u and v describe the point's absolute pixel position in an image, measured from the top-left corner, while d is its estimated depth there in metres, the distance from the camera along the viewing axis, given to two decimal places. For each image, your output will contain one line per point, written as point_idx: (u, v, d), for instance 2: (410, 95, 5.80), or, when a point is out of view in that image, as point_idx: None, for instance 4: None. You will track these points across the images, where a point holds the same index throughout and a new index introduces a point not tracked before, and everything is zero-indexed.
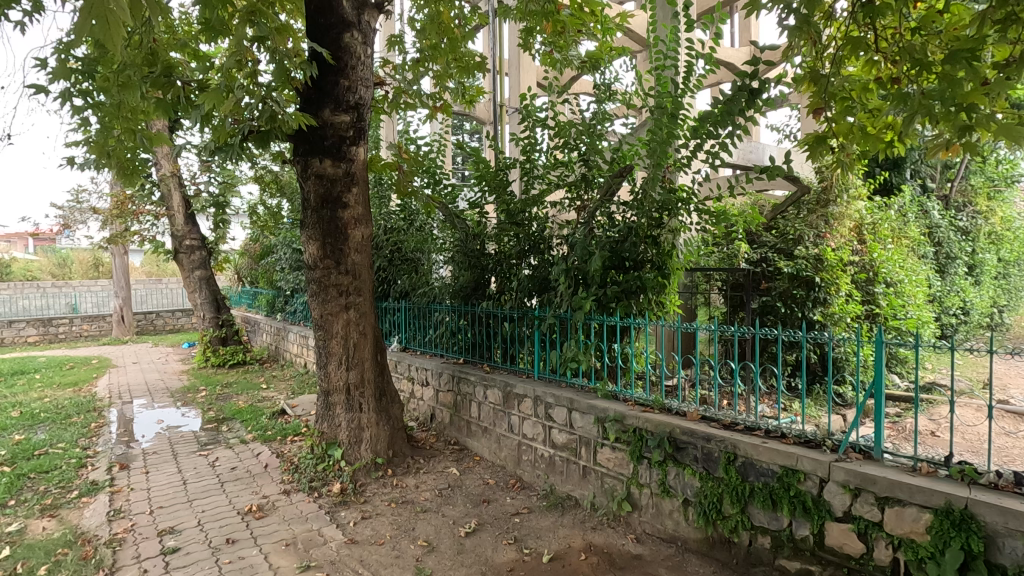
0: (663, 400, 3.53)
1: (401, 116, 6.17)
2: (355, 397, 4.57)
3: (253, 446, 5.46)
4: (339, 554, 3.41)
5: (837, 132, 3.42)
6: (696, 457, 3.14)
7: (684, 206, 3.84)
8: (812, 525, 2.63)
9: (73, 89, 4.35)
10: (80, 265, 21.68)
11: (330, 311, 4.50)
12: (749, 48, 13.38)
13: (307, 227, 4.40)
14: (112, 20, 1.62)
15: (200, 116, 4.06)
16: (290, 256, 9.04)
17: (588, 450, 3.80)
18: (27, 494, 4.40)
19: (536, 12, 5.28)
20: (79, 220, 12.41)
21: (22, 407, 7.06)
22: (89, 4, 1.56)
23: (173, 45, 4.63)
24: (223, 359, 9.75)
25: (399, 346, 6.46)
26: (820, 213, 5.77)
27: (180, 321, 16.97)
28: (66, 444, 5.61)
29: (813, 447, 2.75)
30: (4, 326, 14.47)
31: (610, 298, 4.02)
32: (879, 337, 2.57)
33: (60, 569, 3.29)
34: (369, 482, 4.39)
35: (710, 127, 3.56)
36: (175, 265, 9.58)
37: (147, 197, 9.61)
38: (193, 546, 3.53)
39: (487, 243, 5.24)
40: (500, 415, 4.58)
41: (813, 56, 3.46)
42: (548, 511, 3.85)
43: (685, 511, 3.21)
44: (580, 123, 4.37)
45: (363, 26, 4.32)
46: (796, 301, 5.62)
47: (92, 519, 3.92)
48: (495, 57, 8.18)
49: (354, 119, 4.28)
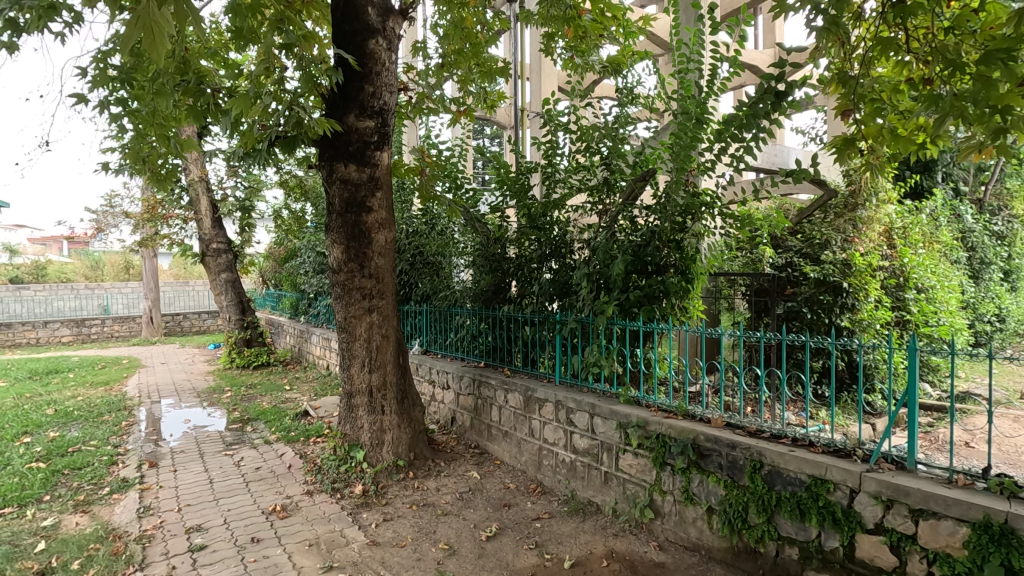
0: (687, 407, 3.49)
1: (424, 121, 6.21)
2: (377, 399, 4.60)
3: (278, 446, 5.55)
4: (361, 555, 3.44)
5: (867, 135, 3.31)
6: (721, 464, 3.10)
7: (708, 210, 3.84)
8: (842, 536, 2.56)
9: (110, 98, 4.53)
10: (112, 267, 22.50)
11: (354, 314, 4.55)
12: (774, 50, 13.20)
13: (332, 230, 4.47)
14: (157, 31, 1.71)
15: (229, 123, 4.15)
16: (314, 259, 9.18)
17: (610, 456, 3.76)
18: (62, 490, 4.53)
19: (558, 16, 5.39)
20: (112, 224, 12.77)
21: (56, 405, 7.29)
22: (138, 17, 1.66)
23: (204, 53, 4.77)
24: (248, 360, 9.94)
25: (420, 349, 6.49)
26: (847, 217, 5.65)
27: (206, 322, 17.33)
28: (98, 441, 5.77)
29: (843, 456, 2.69)
30: (40, 326, 14.97)
31: (632, 303, 3.99)
32: (912, 345, 2.50)
33: (92, 564, 3.37)
34: (391, 484, 4.42)
35: (735, 130, 3.52)
36: (203, 268, 9.80)
37: (176, 202, 9.84)
38: (220, 544, 3.59)
39: (508, 247, 5.23)
40: (521, 419, 4.57)
41: (842, 57, 3.40)
42: (569, 517, 3.83)
43: (709, 519, 3.16)
44: (603, 126, 4.36)
45: (388, 33, 4.37)
46: (823, 307, 5.50)
47: (123, 516, 4.02)
48: (517, 63, 8.21)
49: (379, 125, 4.32)
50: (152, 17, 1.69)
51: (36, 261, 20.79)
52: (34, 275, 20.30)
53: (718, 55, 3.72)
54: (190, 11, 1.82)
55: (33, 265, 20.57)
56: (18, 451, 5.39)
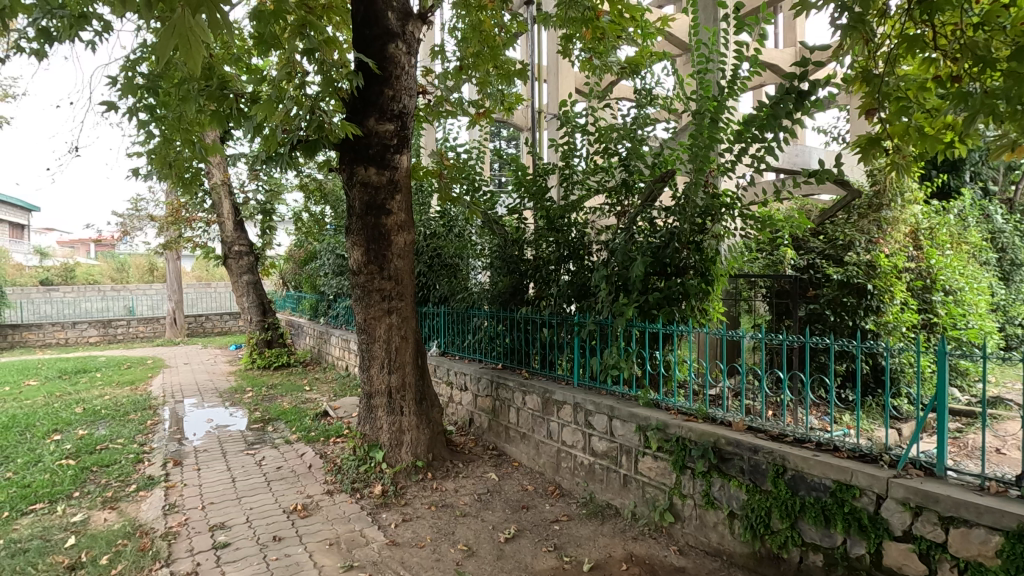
0: (707, 409, 3.46)
1: (442, 123, 6.24)
2: (396, 399, 4.63)
3: (298, 446, 5.61)
4: (381, 555, 3.46)
5: (892, 134, 3.24)
6: (742, 468, 3.06)
7: (728, 211, 3.79)
8: (868, 543, 2.51)
9: (138, 105, 4.66)
10: (137, 269, 23.10)
11: (373, 315, 4.59)
12: (795, 49, 13.03)
13: (352, 233, 4.51)
14: (191, 39, 1.85)
15: (252, 127, 4.23)
16: (334, 261, 9.29)
17: (629, 458, 3.74)
18: (90, 487, 4.64)
19: (576, 18, 5.41)
20: (138, 227, 13.05)
21: (84, 404, 7.48)
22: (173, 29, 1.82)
23: (227, 60, 4.86)
24: (269, 360, 10.09)
25: (438, 350, 6.52)
26: (872, 218, 5.53)
27: (228, 323, 17.64)
28: (125, 440, 5.90)
29: (869, 462, 2.65)
30: (69, 326, 15.38)
31: (651, 305, 3.97)
32: (941, 348, 2.44)
33: (120, 559, 3.45)
34: (410, 485, 4.45)
35: (755, 130, 3.48)
36: (225, 270, 9.99)
37: (199, 205, 10.03)
38: (243, 542, 3.65)
39: (526, 248, 5.24)
40: (539, 421, 4.56)
41: (866, 55, 3.34)
42: (588, 520, 3.81)
43: (731, 524, 3.13)
44: (621, 126, 4.34)
45: (408, 37, 4.42)
46: (847, 309, 5.39)
47: (149, 513, 4.11)
48: (534, 65, 8.23)
49: (399, 128, 4.36)
50: (187, 27, 1.83)
51: (65, 264, 21.36)
52: (63, 277, 20.81)
53: (739, 54, 3.68)
54: (223, 18, 1.89)
55: (62, 267, 21.11)
56: (49, 448, 5.54)
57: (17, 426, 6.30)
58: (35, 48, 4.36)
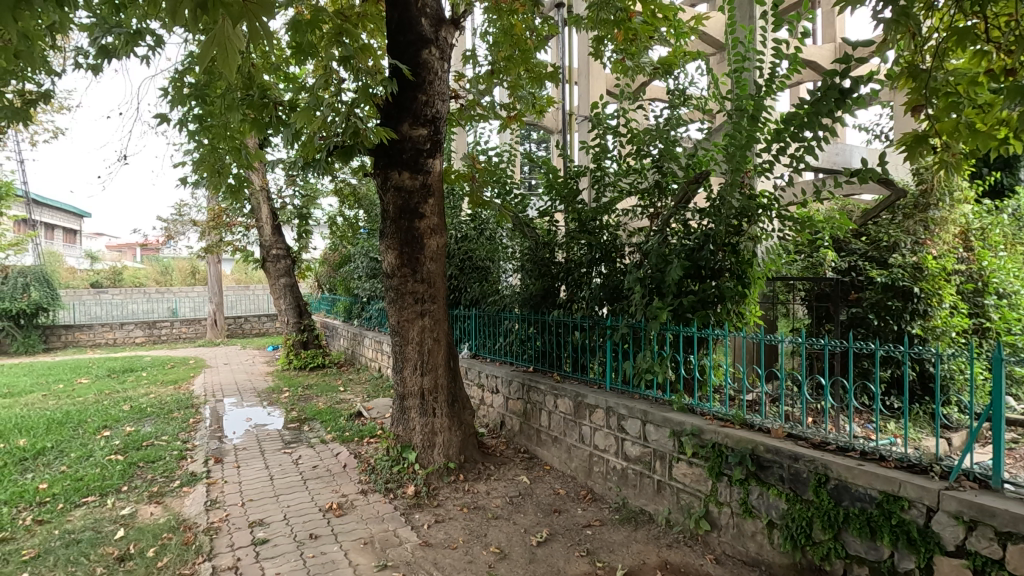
0: (744, 416, 3.38)
1: (473, 127, 6.27)
2: (429, 401, 4.68)
3: (333, 446, 5.71)
4: (414, 555, 3.50)
5: (940, 131, 3.10)
6: (782, 477, 2.98)
7: (765, 213, 3.70)
8: (918, 558, 2.41)
9: (187, 116, 4.87)
10: (180, 273, 24.14)
11: (406, 318, 4.65)
12: (835, 45, 12.68)
13: (385, 237, 4.58)
14: (229, 45, 1.98)
15: (291, 134, 4.35)
16: (368, 264, 9.46)
17: (663, 464, 3.68)
18: (138, 482, 4.83)
19: (607, 20, 5.38)
20: (181, 231, 13.51)
21: (132, 402, 7.79)
22: (214, 37, 1.95)
23: (268, 69, 5.01)
24: (305, 361, 10.33)
25: (469, 353, 6.57)
26: (918, 218, 5.27)
27: (266, 325, 18.15)
28: (169, 437, 6.13)
29: (918, 472, 2.54)
30: (117, 327, 16.08)
31: (686, 308, 3.91)
32: (997, 355, 2.32)
33: (165, 552, 3.57)
34: (442, 486, 4.48)
35: (794, 129, 3.39)
36: (264, 273, 10.29)
37: (239, 210, 10.34)
38: (280, 538, 3.74)
39: (557, 251, 5.21)
40: (571, 425, 4.54)
41: (912, 50, 3.22)
42: (621, 525, 3.77)
43: (770, 533, 3.05)
44: (654, 128, 4.29)
45: (440, 42, 4.46)
46: (891, 313, 5.19)
47: (192, 508, 4.25)
48: (565, 67, 8.22)
49: (432, 132, 4.41)
50: (226, 34, 1.96)
51: (113, 267, 22.35)
52: (111, 280, 21.72)
53: (778, 52, 3.59)
54: (264, 29, 2.01)
55: (111, 270, 22.10)
56: (99, 444, 5.80)
57: (70, 422, 6.61)
58: (90, 63, 4.58)
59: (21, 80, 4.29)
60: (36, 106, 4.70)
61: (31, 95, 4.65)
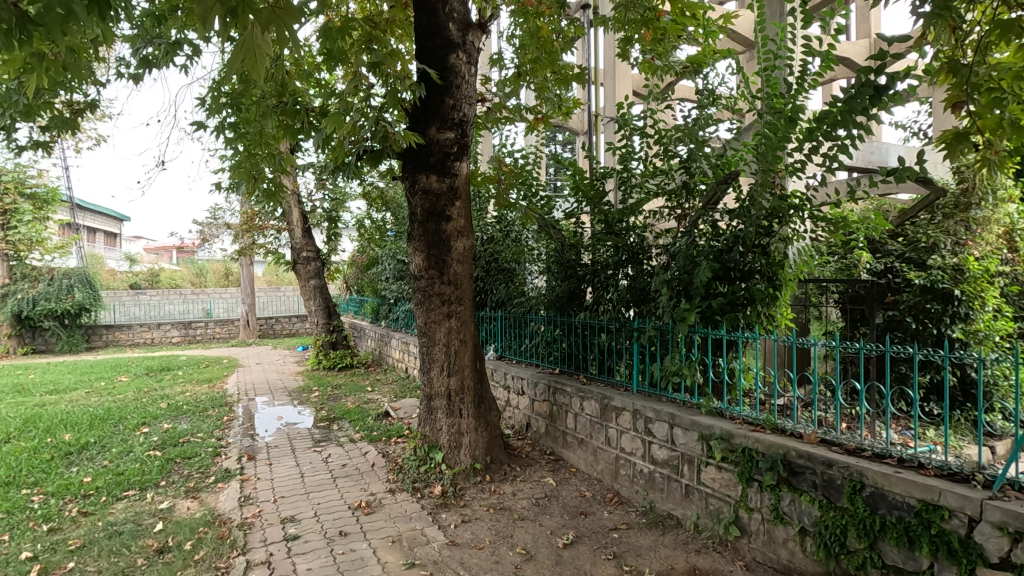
0: (776, 420, 3.32)
1: (499, 130, 6.30)
2: (456, 402, 4.72)
3: (362, 445, 5.80)
4: (441, 554, 3.53)
5: (982, 129, 2.99)
6: (815, 483, 2.92)
7: (797, 213, 3.62)
8: (959, 570, 2.33)
9: (222, 124, 5.04)
10: (214, 275, 24.88)
11: (433, 319, 4.69)
12: (870, 40, 12.36)
13: (413, 239, 4.64)
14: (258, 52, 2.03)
15: (322, 140, 4.44)
16: (395, 266, 9.60)
17: (691, 468, 3.64)
18: (175, 477, 4.99)
19: (635, 20, 5.35)
20: (215, 234, 13.91)
21: (169, 400, 8.05)
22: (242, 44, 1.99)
23: (300, 76, 5.13)
24: (334, 361, 10.52)
25: (495, 355, 6.60)
26: (959, 218, 5.08)
27: (296, 325, 18.54)
28: (204, 434, 6.32)
29: (960, 481, 2.46)
30: (154, 327, 16.68)
31: (714, 311, 3.85)
32: None
33: (202, 546, 3.69)
34: (468, 486, 4.51)
35: (827, 127, 3.31)
36: (295, 274, 10.51)
37: (271, 214, 10.60)
38: (311, 535, 3.82)
39: (583, 253, 5.19)
40: (598, 427, 4.52)
41: (952, 44, 3.13)
42: (649, 530, 3.73)
43: (803, 541, 2.98)
44: (682, 128, 4.24)
45: (468, 47, 4.51)
46: (930, 316, 5.03)
47: (227, 503, 4.37)
48: (591, 68, 8.20)
49: (459, 136, 4.45)
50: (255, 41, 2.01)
51: (151, 269, 23.17)
52: (149, 281, 22.48)
53: (810, 49, 3.52)
54: (291, 35, 2.10)
55: (149, 271, 22.92)
56: (139, 440, 6.01)
57: (112, 418, 6.87)
58: (132, 73, 4.76)
59: (69, 91, 4.49)
60: (82, 116, 4.92)
61: (78, 104, 4.87)
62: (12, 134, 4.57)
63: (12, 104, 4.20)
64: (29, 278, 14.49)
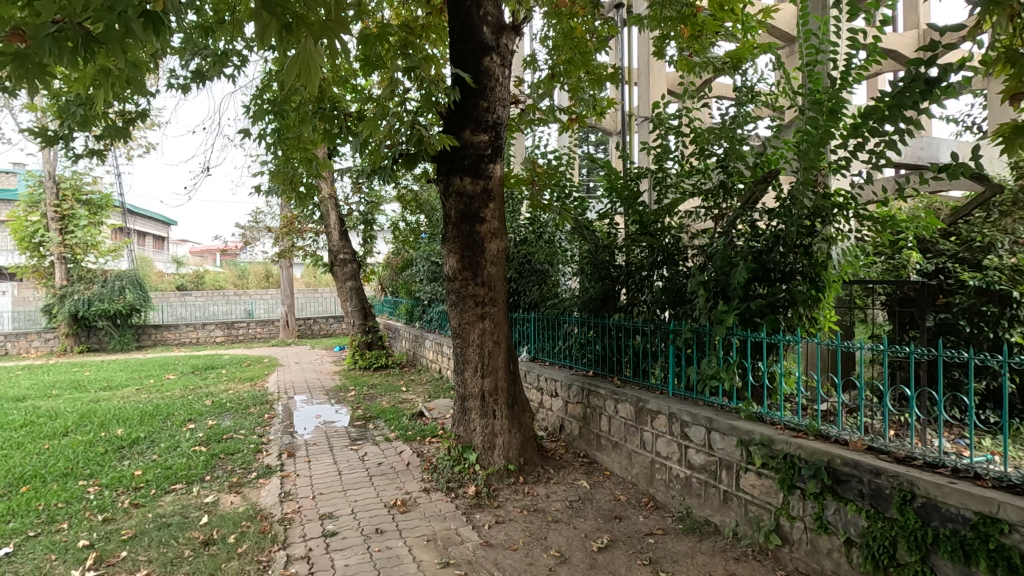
0: (820, 426, 3.20)
1: (532, 131, 6.30)
2: (489, 403, 4.74)
3: (397, 445, 5.88)
4: (475, 554, 3.55)
5: None
6: (862, 492, 2.81)
7: (841, 212, 3.50)
8: None
9: (264, 130, 5.19)
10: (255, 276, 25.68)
11: (467, 320, 4.73)
12: (919, 31, 11.90)
13: (447, 240, 4.69)
14: (310, 64, 2.09)
15: (360, 145, 4.53)
16: (429, 267, 9.70)
17: (730, 474, 3.55)
18: (219, 472, 5.17)
19: (671, 17, 5.26)
20: (256, 237, 14.33)
21: (213, 397, 8.35)
22: (298, 57, 2.06)
23: (338, 83, 5.26)
24: (370, 361, 10.70)
25: (528, 356, 6.59)
26: (1018, 216, 4.81)
27: (333, 326, 18.96)
28: (247, 431, 6.53)
29: (1020, 494, 2.32)
30: (199, 327, 17.34)
31: (754, 313, 3.74)
32: None
33: (245, 539, 3.81)
34: (502, 487, 4.52)
35: (874, 123, 3.19)
36: (332, 276, 10.74)
37: (309, 217, 10.86)
38: (349, 532, 3.90)
39: (617, 254, 5.14)
40: (632, 430, 4.46)
41: (1012, 32, 2.96)
42: (685, 536, 3.67)
43: (849, 552, 2.88)
44: (719, 127, 4.17)
45: (502, 49, 4.53)
46: (986, 319, 4.78)
47: (268, 499, 4.51)
48: (625, 67, 8.12)
49: (493, 138, 4.47)
50: (308, 53, 2.08)
51: (197, 271, 24.06)
52: (194, 283, 23.36)
53: (855, 42, 3.38)
54: (340, 46, 2.21)
55: (195, 273, 23.81)
56: (186, 436, 6.24)
57: (160, 414, 7.17)
58: (181, 84, 4.97)
59: (122, 102, 4.72)
60: (135, 125, 5.15)
61: (130, 114, 5.10)
62: (70, 144, 4.82)
63: (71, 114, 4.48)
64: (84, 280, 15.27)
